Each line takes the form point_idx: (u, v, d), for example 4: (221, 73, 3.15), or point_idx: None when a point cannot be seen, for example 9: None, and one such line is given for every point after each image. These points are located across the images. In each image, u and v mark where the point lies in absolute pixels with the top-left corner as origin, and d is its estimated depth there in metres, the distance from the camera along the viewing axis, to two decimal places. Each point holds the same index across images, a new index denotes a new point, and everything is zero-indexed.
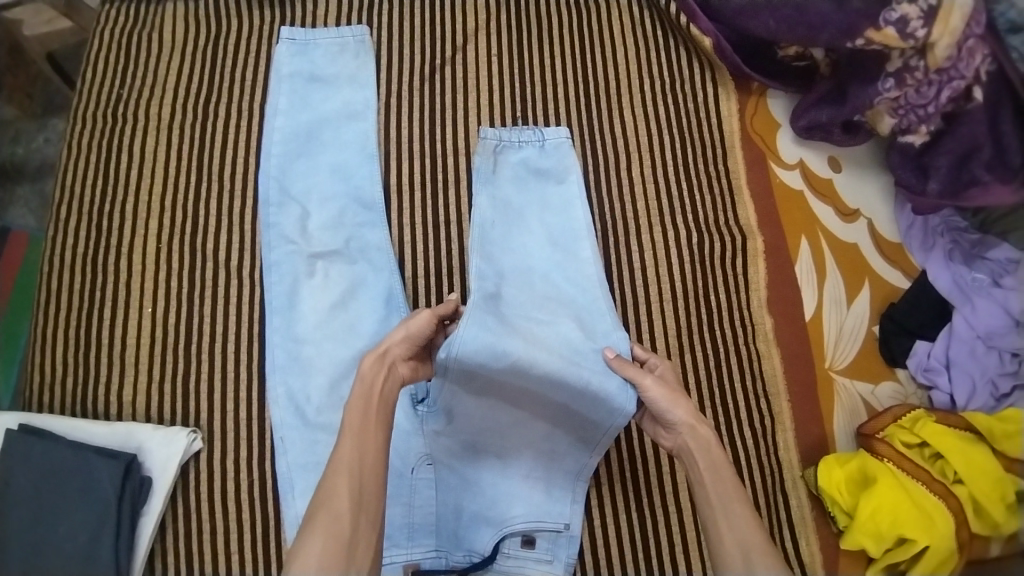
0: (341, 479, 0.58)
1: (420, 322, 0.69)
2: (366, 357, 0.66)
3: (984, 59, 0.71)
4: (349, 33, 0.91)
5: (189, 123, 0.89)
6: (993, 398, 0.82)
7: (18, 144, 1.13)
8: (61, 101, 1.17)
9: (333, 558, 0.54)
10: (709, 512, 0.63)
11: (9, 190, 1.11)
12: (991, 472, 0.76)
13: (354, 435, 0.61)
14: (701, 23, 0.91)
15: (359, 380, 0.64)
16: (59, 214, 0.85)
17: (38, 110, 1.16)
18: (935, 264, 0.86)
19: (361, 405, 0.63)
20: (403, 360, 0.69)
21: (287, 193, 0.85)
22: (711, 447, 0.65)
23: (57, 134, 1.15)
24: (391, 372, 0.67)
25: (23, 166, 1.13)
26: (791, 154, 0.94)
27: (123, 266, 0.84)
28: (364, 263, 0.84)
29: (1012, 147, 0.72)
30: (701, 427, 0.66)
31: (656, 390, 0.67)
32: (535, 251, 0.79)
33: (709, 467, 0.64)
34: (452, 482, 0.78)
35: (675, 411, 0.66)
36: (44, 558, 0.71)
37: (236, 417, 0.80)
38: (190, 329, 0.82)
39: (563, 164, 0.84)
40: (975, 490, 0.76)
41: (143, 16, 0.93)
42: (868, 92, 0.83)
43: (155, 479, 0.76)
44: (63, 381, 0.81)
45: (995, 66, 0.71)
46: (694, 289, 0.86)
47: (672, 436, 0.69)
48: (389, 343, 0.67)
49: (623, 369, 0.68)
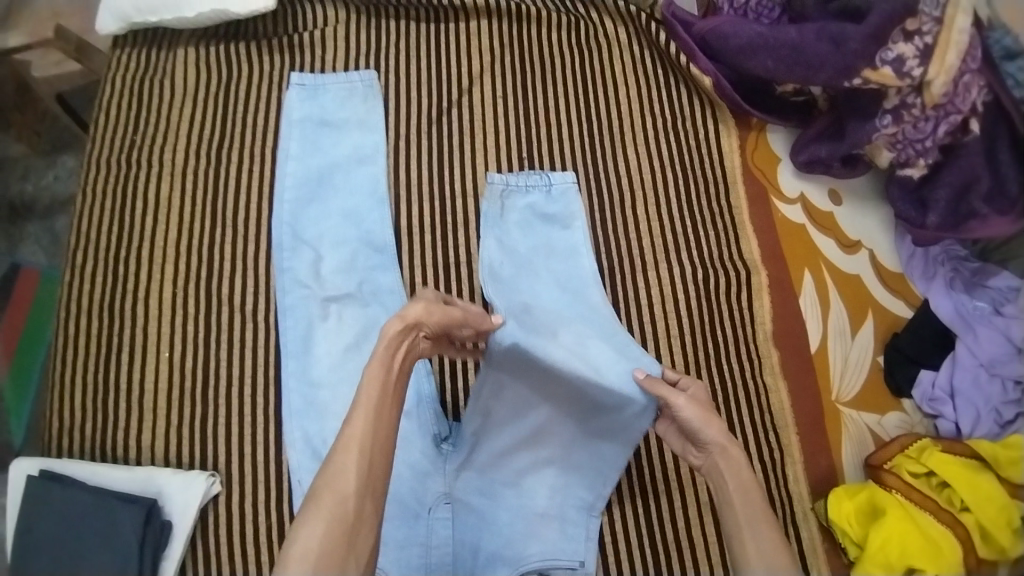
0: (349, 456, 0.57)
1: (451, 313, 0.69)
2: (393, 323, 0.64)
3: (981, 90, 0.68)
4: (357, 78, 0.93)
5: (202, 169, 0.90)
6: (998, 425, 0.78)
7: (26, 181, 1.17)
8: (70, 138, 1.20)
9: (331, 554, 0.53)
10: (734, 533, 0.61)
11: (19, 227, 1.15)
12: (998, 499, 0.71)
13: (370, 411, 0.59)
14: (700, 62, 0.95)
15: (380, 348, 0.63)
16: (75, 260, 0.86)
17: (47, 147, 1.19)
18: (936, 293, 0.85)
19: (381, 373, 0.62)
20: (421, 338, 0.68)
21: (300, 238, 0.87)
22: (740, 466, 0.64)
23: (67, 171, 1.19)
24: (410, 346, 0.66)
25: (34, 204, 1.17)
26: (792, 188, 0.96)
27: (139, 312, 0.85)
28: (376, 305, 0.86)
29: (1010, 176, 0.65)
30: (732, 448, 0.65)
31: (689, 410, 0.67)
32: (544, 291, 0.81)
33: (737, 488, 0.63)
34: (468, 521, 0.79)
35: (707, 430, 0.66)
36: None
37: (253, 460, 0.81)
38: (207, 374, 0.83)
39: (569, 210, 0.88)
40: (980, 517, 0.72)
41: (154, 62, 0.95)
42: (866, 128, 0.86)
43: (175, 524, 0.77)
44: (82, 428, 0.82)
45: (991, 96, 0.67)
46: (701, 325, 0.87)
47: (703, 456, 0.68)
48: (422, 318, 0.66)
49: (653, 386, 0.68)
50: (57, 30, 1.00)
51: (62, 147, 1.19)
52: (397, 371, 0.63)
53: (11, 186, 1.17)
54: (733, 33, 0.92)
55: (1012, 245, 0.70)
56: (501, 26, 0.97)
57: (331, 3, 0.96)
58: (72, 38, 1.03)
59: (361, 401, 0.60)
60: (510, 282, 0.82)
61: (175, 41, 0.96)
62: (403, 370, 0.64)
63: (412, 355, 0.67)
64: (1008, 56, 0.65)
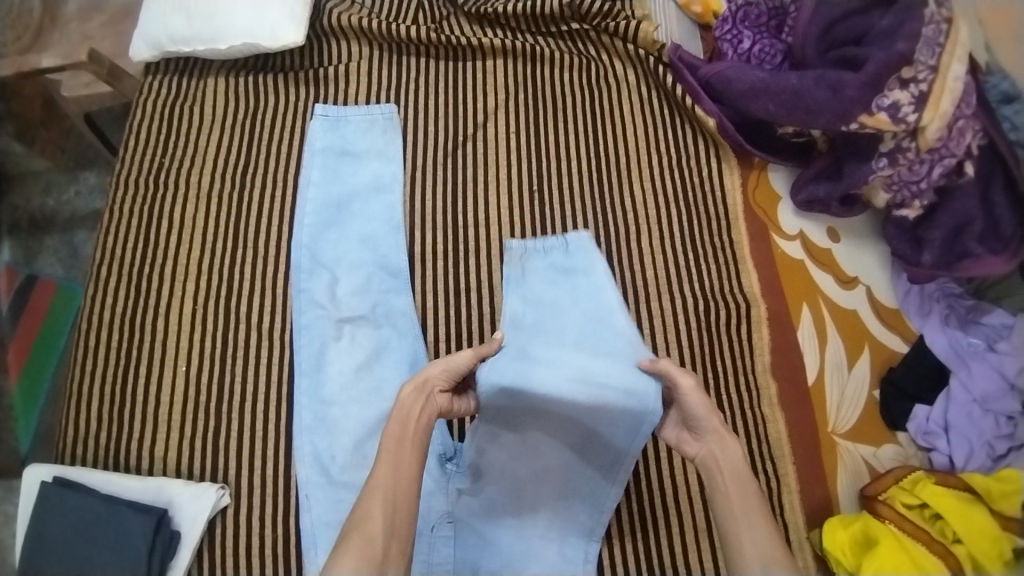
0: (375, 501, 0.61)
1: (461, 361, 0.73)
2: (408, 384, 0.69)
3: (976, 135, 0.75)
4: (377, 110, 0.98)
5: (227, 192, 0.94)
6: (990, 458, 0.84)
7: (49, 195, 1.24)
8: (93, 155, 1.25)
9: None
10: (732, 526, 0.64)
11: (38, 239, 1.22)
12: (989, 532, 0.79)
13: (389, 461, 0.64)
14: (705, 104, 0.98)
15: (396, 408, 0.68)
16: (100, 275, 0.90)
17: (71, 163, 1.24)
18: (931, 329, 0.91)
19: (398, 426, 0.66)
20: (440, 394, 0.71)
21: (318, 261, 0.91)
22: (734, 459, 0.68)
23: (88, 186, 1.24)
24: (429, 402, 0.70)
25: (54, 217, 1.23)
26: (792, 225, 1.00)
27: (159, 325, 0.88)
28: (388, 327, 0.89)
29: (1004, 217, 0.78)
30: (729, 438, 0.68)
31: (694, 395, 0.68)
32: (568, 329, 0.76)
33: (734, 478, 0.67)
34: (471, 540, 0.82)
35: (706, 419, 0.69)
36: None
37: (262, 474, 0.83)
38: (222, 388, 0.86)
39: (589, 260, 0.81)
40: (974, 549, 0.78)
41: (185, 89, 0.99)
42: (863, 170, 0.89)
43: (184, 533, 0.79)
44: (98, 435, 0.85)
45: (987, 140, 0.75)
46: (701, 355, 0.90)
47: (699, 444, 0.71)
48: (432, 372, 0.71)
49: (662, 369, 0.69)
50: (92, 53, 0.95)
51: (86, 164, 1.25)
52: (416, 423, 0.67)
53: (35, 199, 1.23)
54: (736, 77, 0.95)
55: (1005, 284, 0.85)
56: (516, 65, 1.01)
57: (356, 39, 1.00)
58: (105, 62, 0.99)
59: (382, 454, 0.65)
60: (531, 327, 0.77)
61: (205, 70, 1.00)
62: (424, 423, 0.68)
63: (433, 409, 0.70)
64: (1005, 99, 0.74)
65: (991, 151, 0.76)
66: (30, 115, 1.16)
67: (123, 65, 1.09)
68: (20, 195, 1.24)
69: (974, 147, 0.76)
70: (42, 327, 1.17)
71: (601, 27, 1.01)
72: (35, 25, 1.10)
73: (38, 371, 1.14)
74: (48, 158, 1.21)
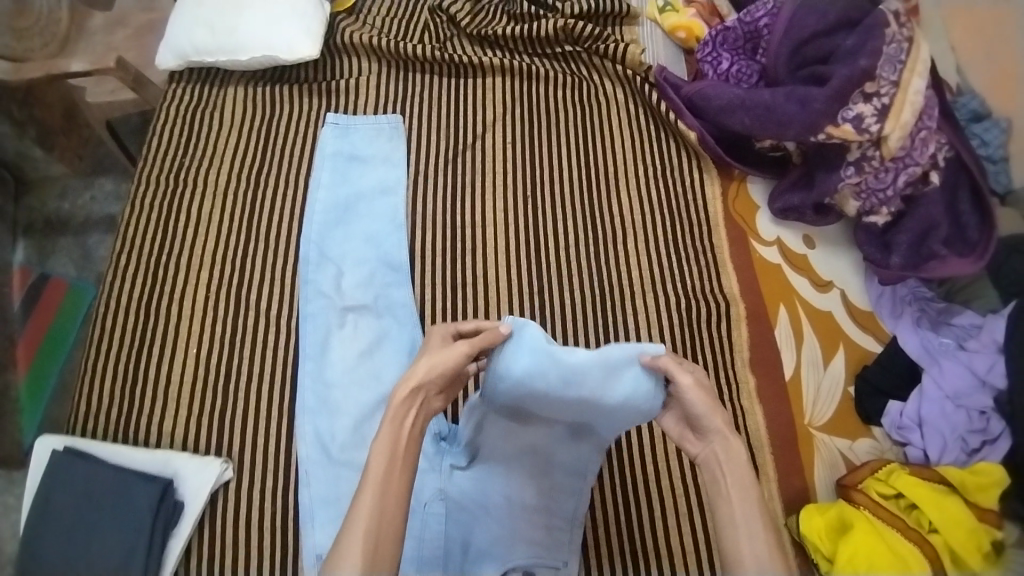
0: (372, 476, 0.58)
1: (455, 359, 0.64)
2: (396, 394, 0.62)
3: (942, 147, 0.91)
4: (384, 120, 1.06)
5: (242, 190, 1.01)
6: (964, 452, 0.88)
7: (65, 200, 1.32)
8: (108, 162, 1.34)
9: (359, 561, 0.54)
10: (730, 535, 0.60)
11: (53, 241, 1.29)
12: (965, 523, 0.83)
13: (376, 488, 0.58)
14: (687, 120, 1.05)
15: (385, 422, 0.61)
16: (119, 262, 0.96)
17: (88, 169, 1.33)
18: (903, 329, 0.96)
19: (391, 436, 0.61)
20: (434, 394, 0.65)
21: (325, 255, 0.97)
22: (740, 462, 0.63)
23: (102, 192, 1.33)
24: (421, 407, 0.64)
25: (69, 220, 1.31)
26: (769, 231, 1.04)
27: (173, 311, 0.94)
28: (389, 317, 0.95)
29: (970, 223, 0.91)
30: (734, 440, 0.63)
31: (693, 392, 0.63)
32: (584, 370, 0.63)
33: (737, 484, 0.62)
34: (460, 516, 0.85)
35: (710, 418, 0.64)
36: (82, 564, 0.80)
37: (264, 451, 0.87)
38: (229, 369, 0.90)
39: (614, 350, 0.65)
40: (951, 540, 0.82)
41: (206, 97, 1.07)
42: (833, 178, 0.95)
43: (186, 505, 0.82)
44: (109, 411, 0.89)
45: (954, 151, 0.91)
46: (684, 350, 0.95)
47: (701, 445, 0.66)
48: (426, 375, 0.63)
49: (662, 365, 0.64)
50: (119, 61, 1.04)
51: (102, 171, 1.33)
52: (408, 438, 0.61)
53: (50, 203, 1.32)
54: (715, 95, 1.02)
55: (977, 285, 0.96)
56: (514, 83, 1.10)
57: (366, 56, 1.09)
58: (132, 70, 1.08)
59: (369, 477, 0.59)
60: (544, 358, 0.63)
61: (226, 81, 1.08)
62: (416, 434, 0.62)
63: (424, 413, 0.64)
64: (973, 117, 0.97)
65: (955, 163, 0.92)
66: (50, 122, 1.24)
67: (148, 74, 1.19)
68: (36, 199, 1.32)
69: (941, 158, 0.91)
70: (53, 322, 1.23)
71: (592, 50, 1.10)
72: (61, 34, 1.15)
73: (46, 362, 1.21)
74: (66, 164, 1.30)
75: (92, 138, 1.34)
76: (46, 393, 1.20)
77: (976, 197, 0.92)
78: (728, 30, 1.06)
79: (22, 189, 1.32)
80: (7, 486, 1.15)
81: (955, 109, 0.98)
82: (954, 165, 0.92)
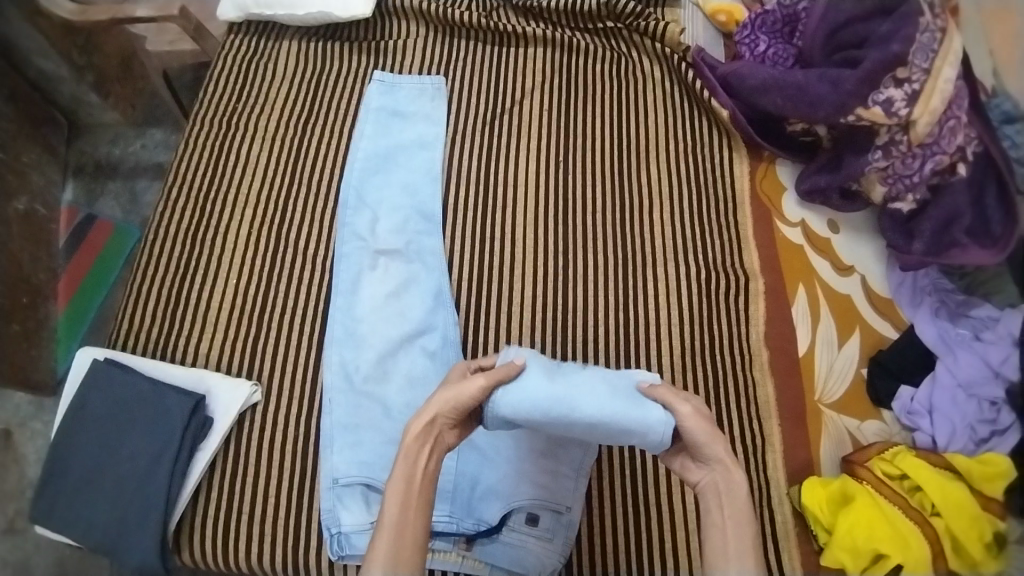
0: (397, 488, 0.64)
1: (466, 398, 0.67)
2: (411, 431, 0.66)
3: (971, 140, 0.78)
4: (427, 81, 1.10)
5: (289, 137, 1.06)
6: (972, 441, 0.78)
7: (116, 146, 1.40)
8: (160, 113, 1.42)
9: (395, 562, 0.61)
10: (716, 555, 0.64)
11: (102, 183, 1.37)
12: (969, 509, 0.75)
13: (392, 533, 0.62)
14: (720, 98, 1.08)
15: (400, 458, 0.66)
16: (171, 194, 1.02)
17: (140, 119, 1.41)
18: (922, 320, 0.86)
19: (410, 460, 0.65)
20: (448, 429, 0.69)
21: (362, 201, 1.02)
22: (737, 494, 0.66)
23: (152, 141, 1.40)
24: (437, 442, 0.68)
25: (119, 164, 1.38)
26: (794, 214, 1.07)
27: (216, 244, 0.99)
28: (418, 263, 0.99)
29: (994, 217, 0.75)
30: (736, 472, 0.66)
31: (691, 421, 0.67)
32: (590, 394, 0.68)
33: (733, 514, 0.65)
34: (473, 456, 0.90)
35: (711, 447, 0.67)
36: (118, 464, 0.85)
37: (292, 378, 0.92)
38: (264, 300, 0.95)
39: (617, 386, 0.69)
40: (952, 524, 0.77)
41: (262, 49, 1.13)
42: (860, 162, 0.98)
43: (216, 421, 0.87)
44: (149, 330, 0.95)
45: (982, 146, 0.76)
46: (700, 319, 0.97)
47: (701, 472, 0.69)
48: (440, 413, 0.67)
49: (659, 395, 0.69)
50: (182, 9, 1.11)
51: (153, 122, 1.41)
52: (424, 472, 0.66)
53: (103, 147, 1.39)
54: (750, 74, 1.06)
55: (997, 278, 0.76)
56: (554, 54, 1.14)
57: (415, 20, 1.14)
58: (193, 20, 1.15)
59: (383, 523, 0.63)
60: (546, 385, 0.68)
61: (282, 34, 1.14)
62: (431, 470, 0.67)
63: (441, 446, 0.68)
64: (1007, 119, 0.72)
65: (984, 159, 0.76)
66: (107, 70, 1.32)
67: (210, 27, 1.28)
68: (88, 143, 1.40)
69: (969, 151, 0.78)
70: (96, 260, 1.30)
71: (633, 27, 1.13)
72: None
73: (86, 299, 1.27)
74: (120, 112, 1.37)
75: (146, 90, 1.43)
76: (84, 329, 1.25)
77: (1004, 194, 0.74)
78: (766, 13, 1.09)
79: (75, 134, 1.40)
80: (35, 412, 1.20)
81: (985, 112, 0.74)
82: (982, 162, 0.76)
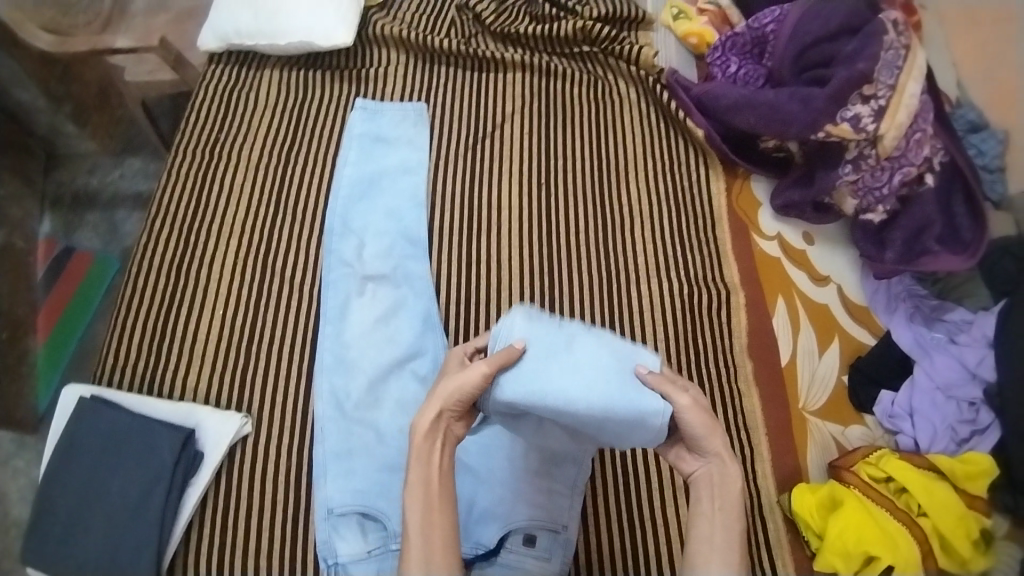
0: (416, 493, 0.64)
1: (469, 386, 0.66)
2: (418, 430, 0.65)
3: (936, 151, 0.95)
4: (409, 107, 1.12)
5: (272, 165, 1.06)
6: (953, 441, 0.90)
7: (94, 176, 1.38)
8: (138, 141, 1.40)
9: (433, 562, 0.62)
10: (703, 547, 0.66)
11: (80, 215, 1.35)
12: (954, 509, 0.84)
13: (419, 534, 0.63)
14: (695, 118, 1.10)
15: (414, 461, 0.65)
16: (154, 226, 1.01)
17: (118, 148, 1.39)
18: (897, 324, 0.99)
19: (422, 467, 0.65)
20: (455, 421, 0.68)
21: (348, 227, 1.02)
22: (730, 488, 0.68)
23: (130, 170, 1.39)
24: (446, 437, 0.67)
25: (97, 196, 1.36)
26: (770, 227, 1.08)
27: (201, 274, 0.98)
28: (406, 287, 0.99)
29: (964, 224, 0.95)
30: (731, 464, 0.68)
31: (691, 413, 0.67)
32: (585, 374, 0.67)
33: (722, 509, 0.68)
34: (467, 479, 0.89)
35: (709, 442, 0.68)
36: (107, 502, 0.84)
37: (282, 408, 0.91)
38: (253, 329, 0.95)
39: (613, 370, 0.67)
40: (939, 524, 0.84)
41: (243, 78, 1.13)
42: (831, 175, 1.00)
43: (206, 455, 0.86)
44: (134, 364, 0.93)
45: (949, 157, 0.95)
46: (685, 332, 0.99)
47: (696, 463, 0.70)
48: (444, 404, 0.66)
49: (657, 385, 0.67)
50: (162, 41, 1.12)
51: (133, 150, 1.40)
52: (439, 472, 0.65)
53: (80, 177, 1.37)
54: (723, 94, 1.07)
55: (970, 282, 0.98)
56: (533, 78, 1.16)
57: (395, 47, 1.16)
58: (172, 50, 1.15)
59: (410, 527, 0.63)
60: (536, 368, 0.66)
61: (263, 64, 1.15)
62: (445, 466, 0.66)
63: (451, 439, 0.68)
64: (971, 128, 1.00)
65: (951, 168, 0.95)
66: (86, 100, 1.31)
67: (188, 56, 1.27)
68: (65, 174, 1.37)
69: (936, 162, 0.95)
70: (76, 292, 1.28)
71: (608, 51, 1.17)
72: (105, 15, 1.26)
73: (66, 334, 1.25)
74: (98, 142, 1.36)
75: (124, 118, 1.40)
76: (64, 364, 1.23)
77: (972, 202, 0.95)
78: (737, 35, 1.12)
79: (53, 164, 1.38)
80: (17, 449, 1.17)
81: (954, 120, 1.00)
82: (949, 172, 0.96)
